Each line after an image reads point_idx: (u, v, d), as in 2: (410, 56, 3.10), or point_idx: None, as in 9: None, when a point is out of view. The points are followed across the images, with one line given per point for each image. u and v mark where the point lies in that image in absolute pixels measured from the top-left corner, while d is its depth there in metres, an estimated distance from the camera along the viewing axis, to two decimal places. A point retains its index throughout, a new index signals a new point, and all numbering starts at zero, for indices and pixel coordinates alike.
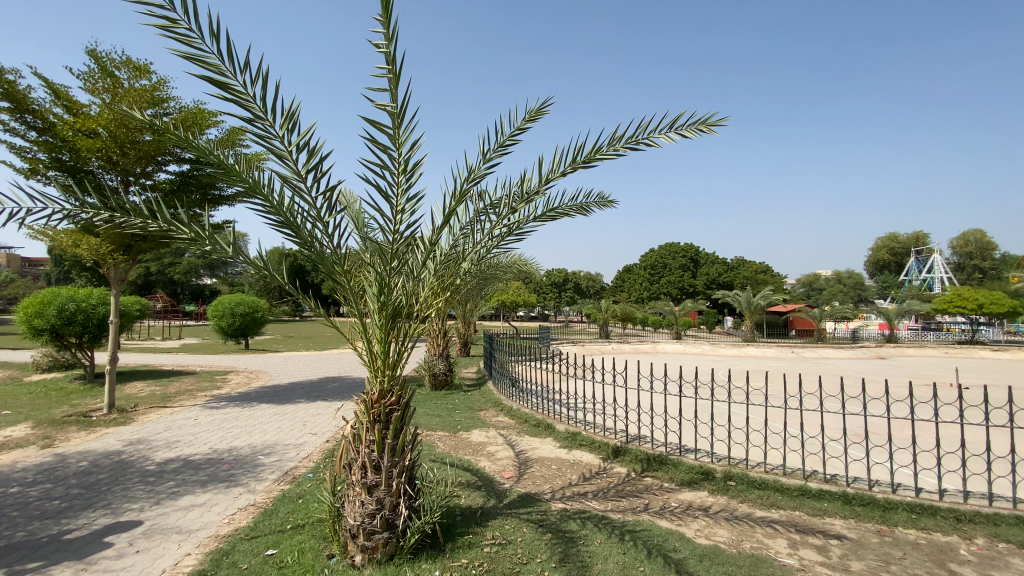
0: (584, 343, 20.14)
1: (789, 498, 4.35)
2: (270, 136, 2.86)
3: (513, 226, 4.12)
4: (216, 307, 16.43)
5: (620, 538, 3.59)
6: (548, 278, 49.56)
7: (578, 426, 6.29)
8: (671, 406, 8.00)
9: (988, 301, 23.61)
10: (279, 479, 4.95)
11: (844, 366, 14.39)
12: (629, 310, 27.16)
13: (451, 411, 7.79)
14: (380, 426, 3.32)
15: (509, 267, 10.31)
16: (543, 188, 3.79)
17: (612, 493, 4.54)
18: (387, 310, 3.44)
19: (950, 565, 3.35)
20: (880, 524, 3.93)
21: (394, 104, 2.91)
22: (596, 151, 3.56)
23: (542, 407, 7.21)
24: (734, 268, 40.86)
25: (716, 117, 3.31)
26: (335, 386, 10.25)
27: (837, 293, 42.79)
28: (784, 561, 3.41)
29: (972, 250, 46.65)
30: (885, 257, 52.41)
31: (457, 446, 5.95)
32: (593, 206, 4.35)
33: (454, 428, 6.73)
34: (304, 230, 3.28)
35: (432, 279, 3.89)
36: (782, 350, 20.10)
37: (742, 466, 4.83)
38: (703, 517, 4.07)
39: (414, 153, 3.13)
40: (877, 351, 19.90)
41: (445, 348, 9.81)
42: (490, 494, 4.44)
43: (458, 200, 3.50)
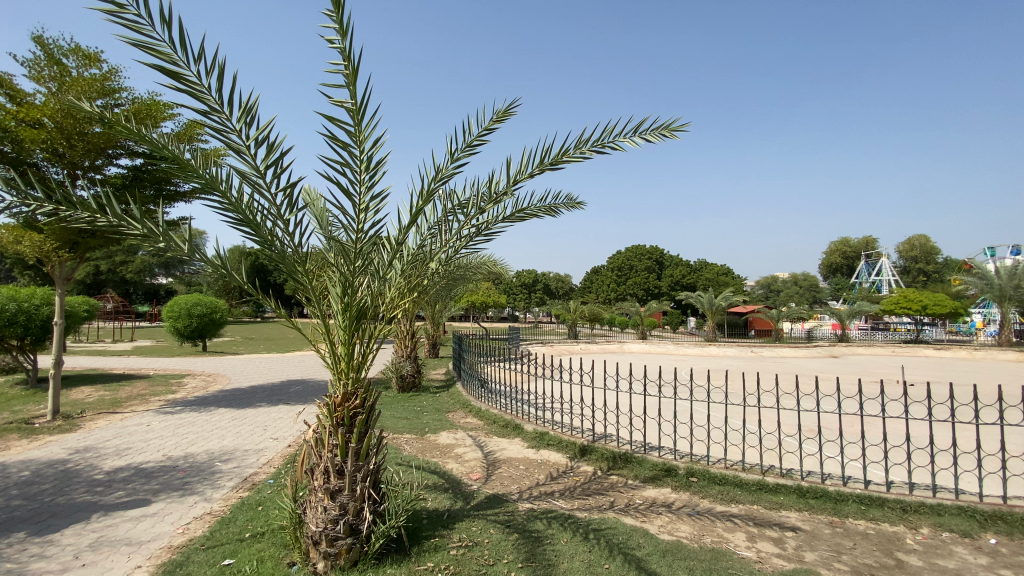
0: (553, 343, 20.31)
1: (748, 493, 4.50)
2: (227, 130, 2.76)
3: (481, 226, 4.10)
4: (171, 307, 15.72)
5: (585, 537, 3.63)
6: (517, 279, 49.67)
7: (546, 426, 6.33)
8: (637, 405, 8.13)
9: (931, 302, 25.06)
10: (237, 486, 4.79)
11: (801, 364, 14.96)
12: (597, 310, 27.48)
13: (419, 413, 7.69)
14: (343, 430, 3.25)
15: (478, 268, 10.29)
16: (511, 189, 3.80)
17: (578, 492, 4.58)
18: (351, 310, 3.36)
19: (897, 554, 3.53)
20: (832, 515, 4.11)
21: (354, 100, 2.86)
22: (563, 154, 3.60)
23: (511, 408, 7.21)
24: (697, 270, 42.03)
25: (678, 123, 3.41)
26: (298, 390, 9.96)
27: (794, 295, 44.58)
28: (743, 554, 3.52)
29: (917, 254, 49.43)
30: (838, 260, 54.93)
31: (425, 448, 5.89)
32: (561, 207, 4.39)
33: (422, 430, 6.66)
34: (264, 228, 3.17)
35: (399, 279, 3.83)
36: (742, 349, 20.77)
37: (704, 462, 4.96)
38: (666, 513, 4.16)
39: (378, 151, 3.09)
40: (831, 350, 20.81)
41: (413, 350, 9.70)
42: (457, 496, 4.41)
43: (425, 200, 3.46)
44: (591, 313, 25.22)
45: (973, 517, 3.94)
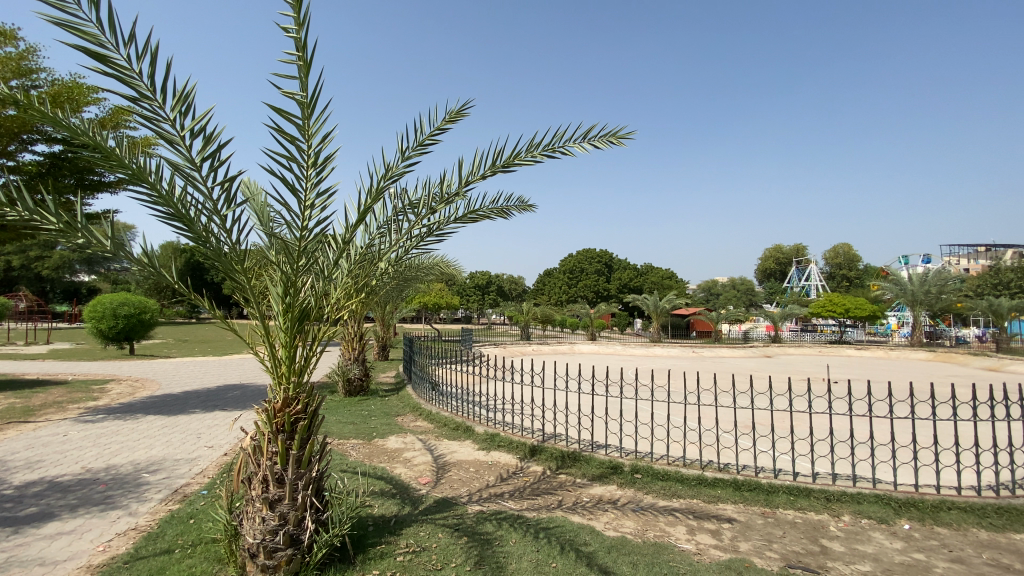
0: (504, 345, 20.41)
1: (688, 488, 4.69)
2: (159, 119, 2.58)
3: (433, 226, 4.06)
4: (94, 307, 14.52)
5: (534, 536, 3.66)
6: (470, 280, 49.48)
7: (496, 428, 6.33)
8: (586, 405, 8.29)
9: (853, 305, 27.12)
10: (166, 498, 4.48)
11: (740, 364, 15.75)
12: (548, 312, 27.81)
13: (366, 417, 7.50)
14: (283, 437, 3.12)
15: (430, 269, 10.18)
16: (463, 190, 3.78)
17: (527, 492, 4.61)
18: (293, 311, 3.22)
19: (822, 541, 3.79)
20: (764, 506, 4.36)
21: (303, 94, 2.76)
22: (514, 156, 3.63)
23: (462, 410, 7.16)
24: (644, 274, 43.52)
25: (625, 131, 3.51)
26: (236, 395, 9.45)
27: (732, 297, 46.98)
28: (683, 547, 3.66)
29: (841, 261, 53.32)
30: (771, 266, 58.39)
31: (372, 453, 5.75)
32: (514, 209, 4.42)
33: (369, 435, 6.50)
34: (198, 224, 2.99)
35: (346, 279, 3.71)
36: (685, 349, 21.70)
37: (648, 459, 5.14)
38: (612, 510, 4.26)
39: (326, 147, 2.99)
40: (766, 350, 22.12)
41: (361, 352, 9.50)
42: (405, 501, 4.33)
43: (374, 198, 3.38)
44: (543, 314, 25.52)
45: (888, 504, 4.28)
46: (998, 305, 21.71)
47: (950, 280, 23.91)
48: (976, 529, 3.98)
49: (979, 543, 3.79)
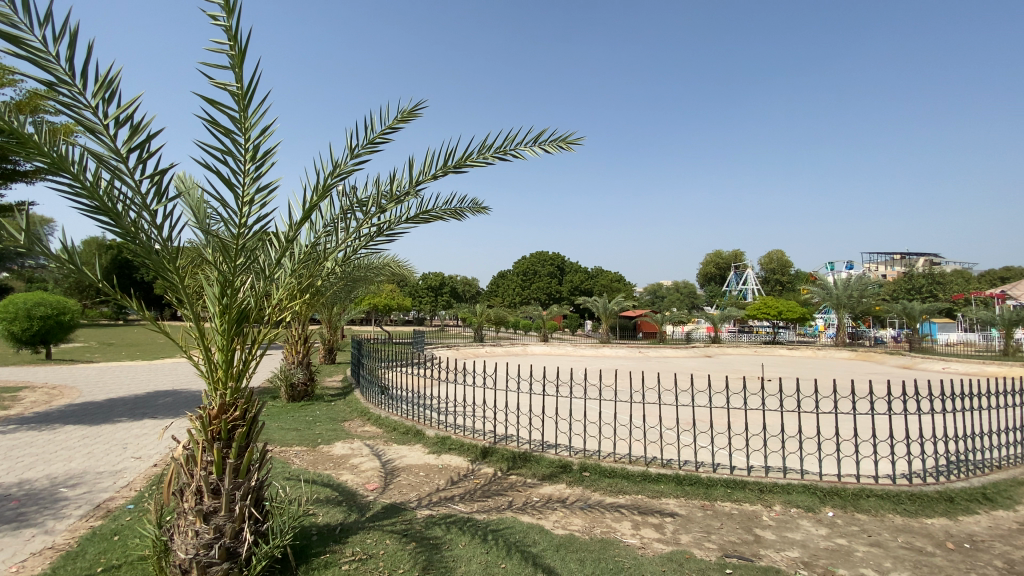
0: (456, 346, 20.29)
1: (634, 484, 4.84)
2: (80, 106, 2.40)
3: (384, 226, 3.99)
4: (4, 307, 13.13)
5: (483, 539, 3.66)
6: (423, 282, 48.82)
7: (447, 431, 6.29)
8: (536, 406, 8.39)
9: (785, 308, 28.94)
10: (88, 514, 4.14)
11: (683, 364, 16.44)
12: (501, 315, 27.83)
13: (311, 423, 7.24)
14: (219, 445, 2.96)
15: (380, 270, 9.95)
16: (414, 189, 3.74)
17: (478, 494, 4.61)
18: (230, 313, 3.07)
19: (755, 530, 4.02)
20: (704, 499, 4.57)
21: (238, 85, 2.64)
22: (466, 158, 3.63)
23: (412, 414, 7.05)
24: (594, 277, 44.59)
25: (574, 137, 3.61)
26: (168, 402, 8.86)
27: (676, 300, 48.86)
28: (628, 541, 3.78)
29: (775, 266, 56.74)
30: (712, 271, 61.32)
31: (317, 460, 5.56)
32: (467, 211, 4.43)
33: (314, 441, 6.28)
34: (126, 219, 2.80)
35: (289, 280, 3.57)
36: (632, 350, 22.40)
37: (596, 457, 5.27)
38: (561, 508, 4.34)
39: (266, 141, 2.88)
40: (707, 350, 23.21)
41: (305, 356, 9.17)
42: (352, 508, 4.22)
43: (321, 195, 3.29)
44: (496, 316, 25.57)
45: (814, 493, 4.59)
46: (910, 308, 23.74)
47: (870, 285, 25.94)
48: (891, 515, 4.34)
49: (895, 528, 4.14)
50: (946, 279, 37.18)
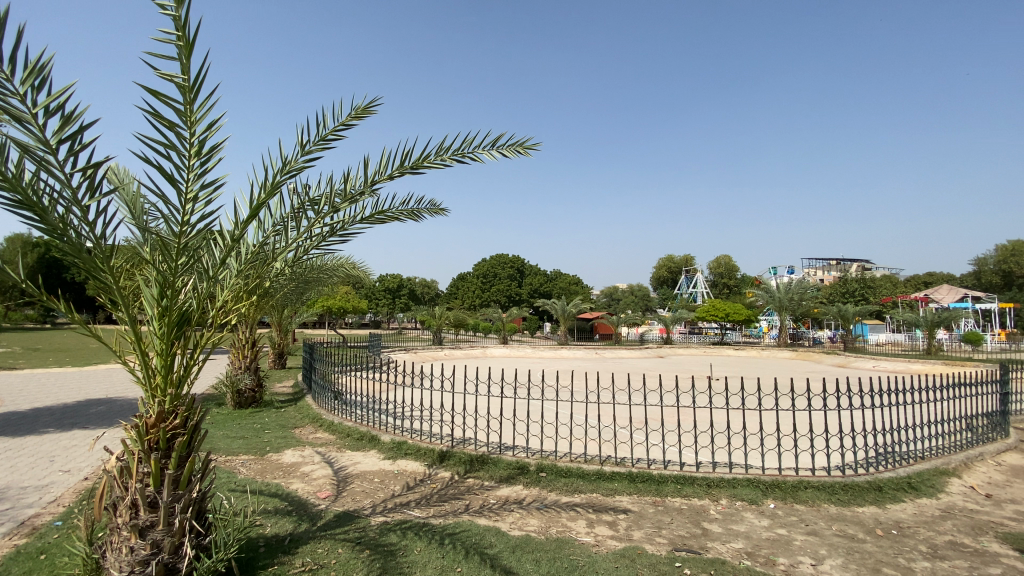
0: (414, 349, 20.04)
1: (589, 482, 4.93)
2: (5, 92, 2.22)
3: (336, 226, 3.90)
4: None
5: (440, 543, 3.63)
6: (380, 284, 47.85)
7: (403, 435, 6.20)
8: (494, 408, 8.40)
9: (732, 310, 30.35)
10: (8, 533, 3.81)
11: (635, 364, 16.92)
12: (461, 317, 27.59)
13: (259, 431, 6.95)
14: (156, 455, 2.81)
15: (334, 271, 9.67)
16: (369, 189, 3.68)
17: (434, 499, 4.57)
18: (170, 315, 2.92)
19: (703, 523, 4.19)
20: (656, 496, 4.71)
21: (185, 76, 2.53)
22: (423, 159, 3.61)
23: (366, 419, 6.89)
24: (553, 280, 45.21)
25: (532, 142, 3.66)
26: (100, 411, 8.27)
27: (631, 303, 50.06)
28: (583, 540, 3.85)
29: (723, 271, 59.36)
30: (665, 274, 63.41)
31: (265, 469, 5.35)
32: (424, 212, 4.41)
33: (262, 449, 6.04)
34: (53, 214, 2.61)
35: (234, 280, 3.43)
36: (589, 351, 22.80)
37: (552, 458, 5.34)
38: (517, 509, 4.36)
39: (212, 136, 2.77)
40: (659, 350, 23.97)
41: (253, 361, 8.79)
42: (302, 517, 4.08)
43: (270, 193, 3.18)
44: (455, 319, 25.42)
45: (758, 487, 4.83)
46: (844, 310, 25.31)
47: (810, 288, 27.51)
48: (827, 505, 4.62)
49: (830, 516, 4.41)
50: (876, 283, 39.94)
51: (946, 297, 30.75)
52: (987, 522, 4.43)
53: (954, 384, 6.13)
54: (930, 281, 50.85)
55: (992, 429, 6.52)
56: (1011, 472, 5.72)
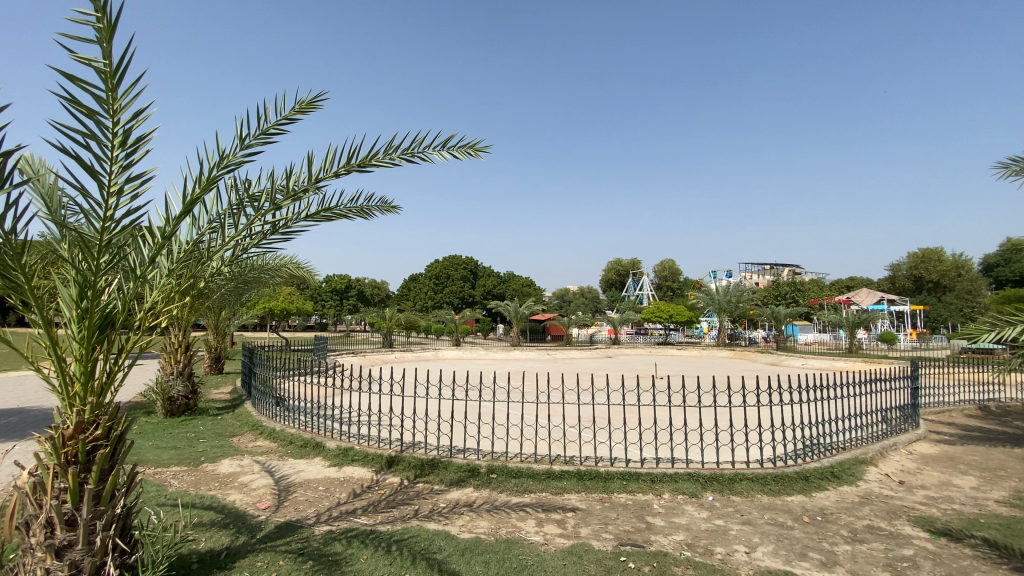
0: (363, 352, 19.51)
1: (538, 482, 5.00)
2: None
3: (279, 223, 3.76)
4: None
5: (387, 550, 3.57)
6: (327, 284, 46.24)
7: (350, 441, 6.03)
8: (445, 411, 8.33)
9: (676, 312, 31.62)
10: None
11: (584, 364, 17.32)
12: (412, 318, 27.08)
13: (192, 440, 6.54)
14: (75, 469, 2.60)
15: (276, 271, 9.28)
16: (313, 186, 3.57)
17: (382, 505, 4.47)
18: (91, 318, 2.71)
19: (647, 518, 4.34)
20: (602, 493, 4.84)
21: (106, 61, 2.36)
22: (371, 157, 3.55)
23: (311, 425, 6.65)
24: (506, 281, 45.43)
25: (482, 144, 3.69)
26: (9, 423, 7.51)
27: (582, 304, 51.00)
28: (532, 539, 3.89)
29: (668, 274, 61.77)
30: (614, 277, 65.22)
31: (199, 481, 5.05)
32: (374, 210, 4.34)
33: (196, 460, 5.71)
34: None
35: (165, 280, 3.23)
36: (541, 352, 23.05)
37: (503, 459, 5.37)
38: (467, 512, 4.35)
39: (140, 126, 2.60)
40: (607, 350, 24.57)
41: (187, 366, 8.31)
42: (240, 530, 3.89)
43: (206, 187, 3.02)
44: (406, 321, 25.01)
45: (697, 480, 5.05)
46: (777, 312, 26.93)
47: (746, 291, 29.11)
48: (760, 495, 4.91)
49: (762, 506, 4.70)
50: (806, 287, 42.81)
51: (865, 299, 33.40)
52: (899, 506, 4.86)
53: (871, 379, 6.68)
54: (852, 285, 55.18)
55: (904, 420, 7.15)
56: (920, 459, 6.31)
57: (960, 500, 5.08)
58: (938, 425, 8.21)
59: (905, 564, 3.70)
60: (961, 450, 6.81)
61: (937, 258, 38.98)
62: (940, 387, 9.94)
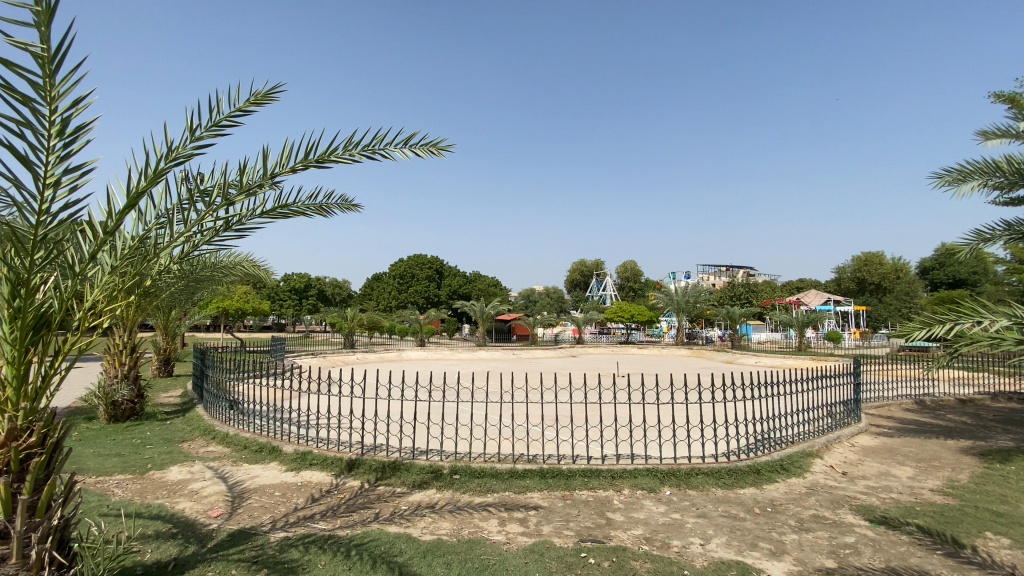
0: (324, 354, 19.00)
1: (501, 481, 5.01)
2: None
3: (231, 219, 3.62)
4: None
5: (346, 555, 3.50)
6: (285, 284, 44.75)
7: (308, 445, 5.87)
8: (408, 413, 8.24)
9: (638, 312, 32.34)
10: None
11: (549, 364, 17.48)
12: (375, 318, 26.57)
13: (138, 447, 6.21)
14: (7, 479, 2.43)
15: (230, 269, 8.95)
16: (268, 182, 3.47)
17: (341, 509, 4.38)
18: (25, 319, 2.54)
19: (607, 513, 4.44)
20: (564, 490, 4.91)
21: (43, 45, 2.22)
22: (330, 153, 3.48)
23: (267, 429, 6.43)
24: (471, 281, 45.31)
25: (445, 143, 3.68)
26: None
27: (547, 304, 51.38)
28: (494, 539, 3.90)
29: (631, 275, 63.05)
30: (578, 277, 66.11)
31: (145, 489, 4.80)
32: (334, 207, 4.26)
33: (142, 467, 5.42)
34: None
35: (108, 278, 3.05)
36: (507, 352, 23.08)
37: (466, 459, 5.35)
38: (430, 514, 4.32)
39: (80, 115, 2.46)
40: (572, 350, 24.85)
41: (132, 369, 7.88)
42: (189, 540, 3.73)
43: (153, 180, 2.88)
44: (369, 322, 24.53)
45: (655, 475, 5.19)
46: (732, 313, 27.94)
47: (704, 293, 30.06)
48: (714, 489, 5.09)
49: (716, 499, 4.87)
50: (760, 288, 44.65)
51: (814, 300, 35.15)
52: (842, 496, 5.15)
53: (817, 375, 7.03)
54: (800, 286, 58.03)
55: (848, 414, 7.57)
56: (861, 451, 6.70)
57: (898, 489, 5.42)
58: (879, 418, 8.72)
59: (847, 551, 3.92)
60: (898, 441, 7.26)
61: (878, 261, 41.42)
62: (881, 383, 10.56)
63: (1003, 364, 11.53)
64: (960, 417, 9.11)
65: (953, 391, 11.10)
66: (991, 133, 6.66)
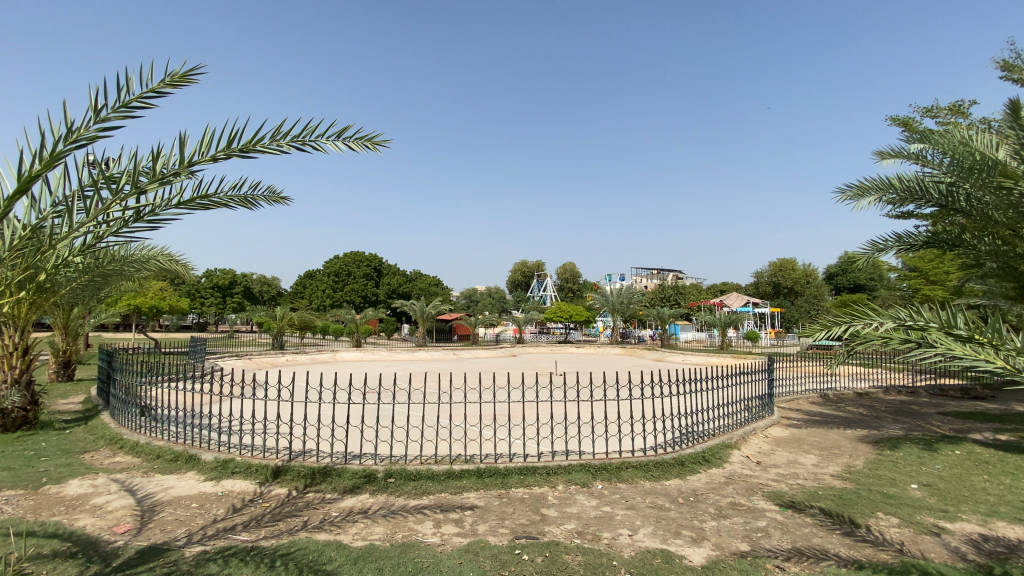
0: (251, 355, 17.91)
1: (437, 483, 4.97)
2: None
3: (144, 209, 3.35)
4: None
5: (270, 566, 3.33)
6: (207, 280, 41.79)
7: (231, 452, 5.52)
8: (340, 416, 7.95)
9: (575, 313, 33.20)
10: None
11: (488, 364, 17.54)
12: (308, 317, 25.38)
13: (29, 459, 5.56)
14: None
15: (143, 264, 8.25)
16: (184, 170, 3.24)
17: (266, 519, 4.18)
18: None
19: (541, 509, 4.53)
20: (500, 489, 4.95)
21: None
22: (255, 143, 3.30)
23: (184, 436, 5.98)
24: (411, 280, 44.56)
25: (380, 139, 3.61)
26: None
27: (488, 303, 51.42)
28: (428, 540, 3.88)
29: (569, 275, 64.49)
30: (518, 277, 66.80)
31: (39, 506, 4.32)
32: (259, 200, 4.04)
33: (34, 482, 4.87)
34: None
35: None
36: (447, 353, 22.89)
37: (401, 462, 5.25)
38: (362, 519, 4.21)
39: None
40: (512, 350, 25.06)
41: (24, 373, 7.07)
42: (91, 558, 3.41)
43: (48, 163, 2.61)
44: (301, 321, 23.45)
45: (588, 470, 5.36)
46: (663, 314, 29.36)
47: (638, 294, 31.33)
48: (642, 481, 5.35)
49: (644, 491, 5.12)
50: (688, 290, 47.25)
51: (735, 302, 37.79)
52: (756, 483, 5.57)
53: (735, 373, 7.56)
54: (724, 289, 62.00)
55: (762, 408, 8.20)
56: (773, 442, 7.29)
57: (803, 475, 5.95)
58: (790, 411, 9.52)
59: (758, 534, 4.25)
60: (805, 432, 7.97)
61: (791, 266, 45.13)
62: (792, 379, 11.52)
63: (893, 361, 12.93)
64: (858, 409, 10.14)
65: (851, 386, 12.32)
66: (886, 152, 7.42)
